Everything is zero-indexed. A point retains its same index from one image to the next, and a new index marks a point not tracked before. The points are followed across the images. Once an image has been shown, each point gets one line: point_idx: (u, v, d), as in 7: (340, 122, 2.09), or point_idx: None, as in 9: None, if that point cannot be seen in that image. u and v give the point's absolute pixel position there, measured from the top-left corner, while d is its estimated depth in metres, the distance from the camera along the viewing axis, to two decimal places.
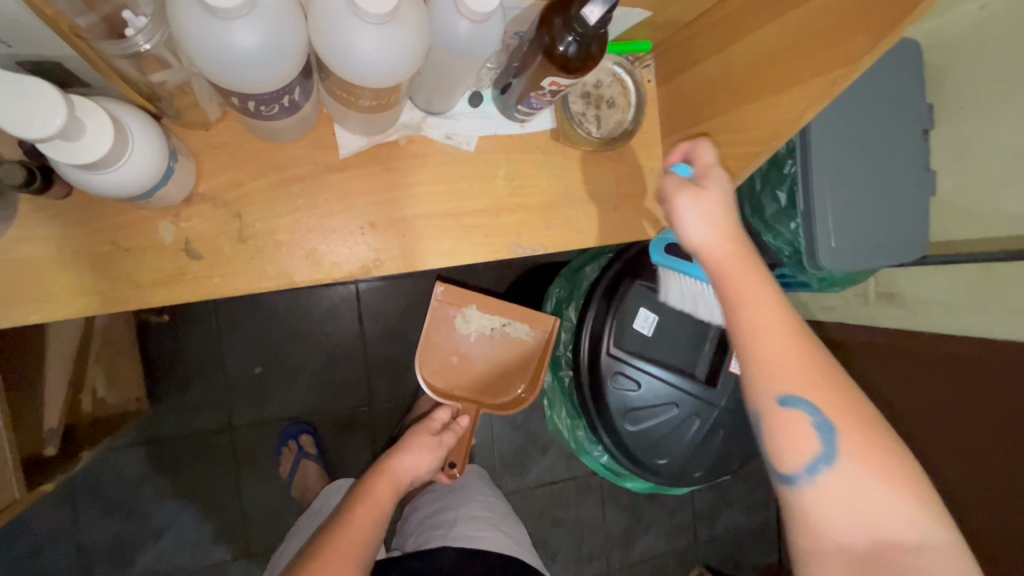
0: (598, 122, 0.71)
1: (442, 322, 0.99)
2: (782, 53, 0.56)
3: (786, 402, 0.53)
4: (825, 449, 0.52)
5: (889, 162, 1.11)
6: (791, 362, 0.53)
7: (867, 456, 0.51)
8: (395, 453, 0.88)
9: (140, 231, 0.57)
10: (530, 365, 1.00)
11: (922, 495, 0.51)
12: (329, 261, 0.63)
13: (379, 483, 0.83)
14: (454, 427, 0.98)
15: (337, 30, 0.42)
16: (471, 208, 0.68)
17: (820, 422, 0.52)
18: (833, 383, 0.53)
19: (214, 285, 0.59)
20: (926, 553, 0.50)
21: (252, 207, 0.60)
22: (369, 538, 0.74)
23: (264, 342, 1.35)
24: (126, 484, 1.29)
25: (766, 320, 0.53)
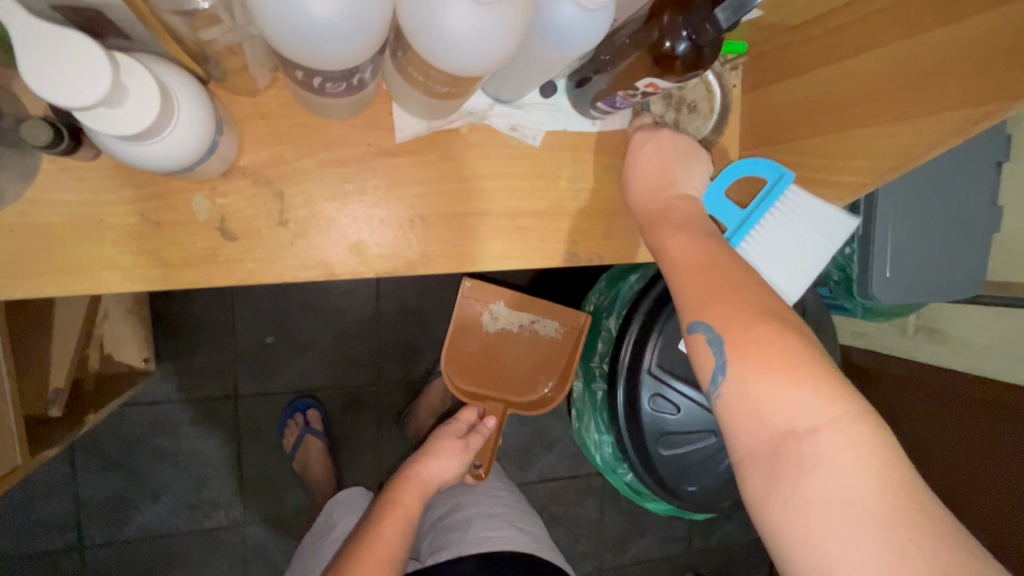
0: (676, 126, 0.67)
1: (468, 318, 0.94)
2: (905, 76, 0.50)
3: (691, 330, 0.52)
4: (716, 359, 0.50)
5: (960, 194, 1.04)
6: (695, 292, 0.53)
7: (761, 354, 0.48)
8: (422, 459, 0.88)
9: (173, 204, 0.51)
10: (561, 365, 0.95)
11: (810, 378, 0.46)
12: (373, 254, 0.57)
13: (405, 490, 0.84)
14: (480, 428, 0.95)
15: (428, 5, 0.36)
16: (529, 208, 0.62)
17: (714, 339, 0.51)
18: (736, 293, 0.52)
19: (247, 270, 0.54)
20: (822, 435, 0.45)
21: (296, 187, 0.54)
22: (394, 553, 0.75)
23: (276, 312, 1.30)
24: (126, 442, 1.26)
25: (676, 255, 0.56)
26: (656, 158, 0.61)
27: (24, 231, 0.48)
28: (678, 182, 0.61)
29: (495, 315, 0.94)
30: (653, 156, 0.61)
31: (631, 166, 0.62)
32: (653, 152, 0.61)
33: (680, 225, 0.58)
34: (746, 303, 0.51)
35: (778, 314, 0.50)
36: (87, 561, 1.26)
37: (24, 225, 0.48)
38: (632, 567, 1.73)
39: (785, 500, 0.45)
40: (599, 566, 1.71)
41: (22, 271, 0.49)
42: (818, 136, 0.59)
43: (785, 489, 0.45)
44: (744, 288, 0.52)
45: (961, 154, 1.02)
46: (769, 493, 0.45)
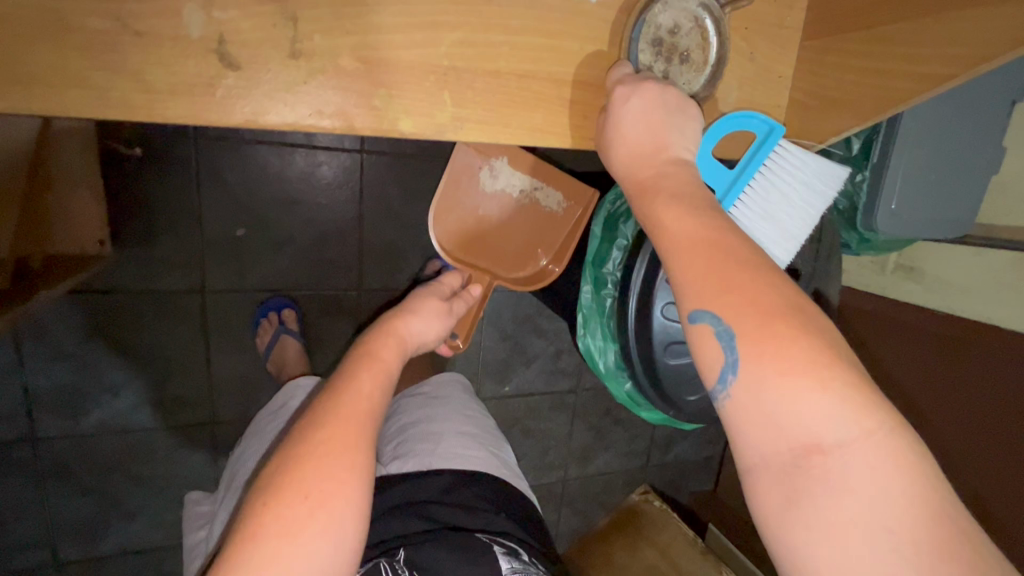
0: (666, 77, 0.58)
1: (467, 177, 0.91)
2: None
3: (694, 319, 0.46)
4: (728, 356, 0.44)
5: (979, 129, 1.02)
6: (699, 277, 0.47)
7: (778, 353, 0.42)
8: (400, 317, 0.79)
9: (159, 12, 0.42)
10: (554, 241, 0.94)
11: (837, 385, 0.41)
12: (398, 109, 0.49)
13: (384, 345, 0.72)
14: (464, 295, 0.89)
15: None
16: (573, 76, 0.55)
17: (723, 332, 0.45)
18: (751, 279, 0.45)
19: (251, 109, 0.46)
20: (850, 451, 0.40)
21: (312, 12, 0.45)
22: (375, 410, 0.62)
23: (247, 201, 1.19)
24: (78, 333, 1.16)
25: (673, 230, 0.49)
26: (643, 117, 0.54)
27: None
28: (665, 147, 0.54)
29: (495, 176, 0.92)
30: (641, 111, 0.54)
31: (614, 128, 0.55)
32: (642, 110, 0.54)
33: (677, 197, 0.51)
34: (761, 295, 0.44)
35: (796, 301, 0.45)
36: (40, 453, 1.19)
37: None
38: (593, 478, 1.83)
39: (808, 517, 0.40)
40: (564, 476, 1.79)
41: None
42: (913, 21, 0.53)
43: (806, 507, 0.40)
44: (767, 272, 0.46)
45: (986, 86, 0.99)
46: (789, 509, 0.41)
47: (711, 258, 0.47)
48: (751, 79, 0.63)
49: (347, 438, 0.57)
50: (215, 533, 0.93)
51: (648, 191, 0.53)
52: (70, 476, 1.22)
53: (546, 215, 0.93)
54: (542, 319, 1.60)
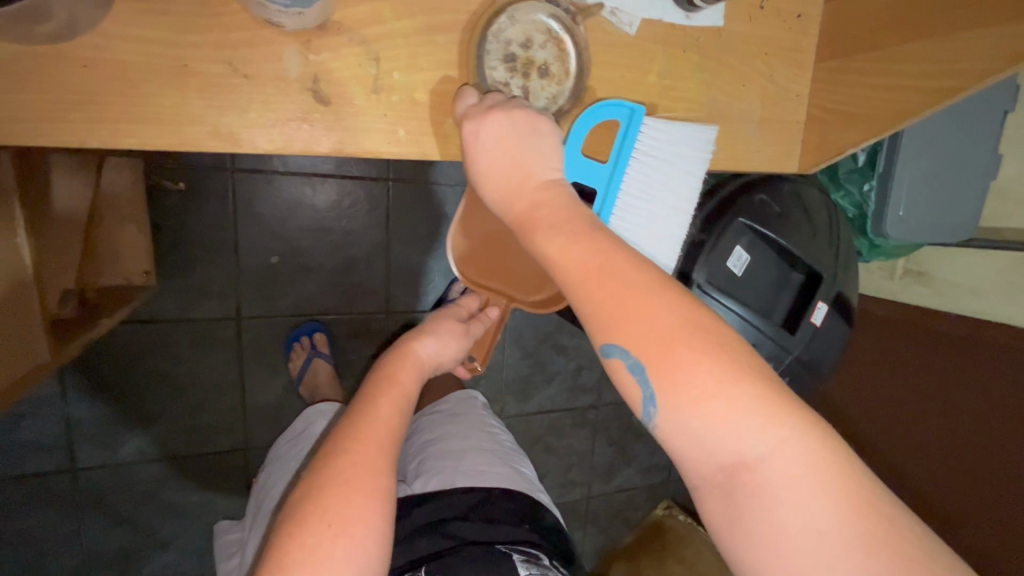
0: (525, 95, 0.56)
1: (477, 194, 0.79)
2: None
3: (608, 353, 0.45)
4: (644, 390, 0.43)
5: (975, 138, 1.08)
6: (598, 308, 0.46)
7: (687, 377, 0.42)
8: (414, 337, 0.78)
9: (263, 55, 0.47)
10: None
11: (749, 396, 0.41)
12: (463, 137, 0.55)
13: (401, 367, 0.72)
14: (482, 317, 0.85)
15: None
16: (620, 102, 0.60)
17: (635, 365, 0.43)
18: (647, 305, 0.44)
19: (337, 140, 0.51)
20: (775, 460, 0.40)
21: (392, 54, 0.50)
22: (395, 430, 0.64)
23: (281, 230, 1.24)
24: (119, 363, 1.19)
25: (568, 262, 0.48)
26: (500, 146, 0.52)
27: (105, 68, 0.46)
28: (532, 172, 0.52)
29: None
30: (505, 131, 0.52)
31: (476, 159, 0.53)
32: (507, 131, 0.52)
33: (555, 226, 0.49)
34: (660, 322, 0.43)
35: (693, 315, 0.44)
36: (79, 483, 1.21)
37: (105, 63, 0.45)
38: (616, 494, 1.84)
39: (752, 534, 0.40)
40: (587, 493, 1.80)
41: (103, 116, 0.46)
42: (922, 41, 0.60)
43: (748, 521, 0.40)
44: (666, 294, 0.45)
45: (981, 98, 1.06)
46: (733, 527, 0.41)
47: (600, 288, 0.46)
48: (773, 98, 0.68)
49: (372, 461, 0.58)
50: (247, 560, 0.95)
51: (528, 226, 0.51)
52: (108, 506, 1.23)
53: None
54: (562, 336, 1.63)
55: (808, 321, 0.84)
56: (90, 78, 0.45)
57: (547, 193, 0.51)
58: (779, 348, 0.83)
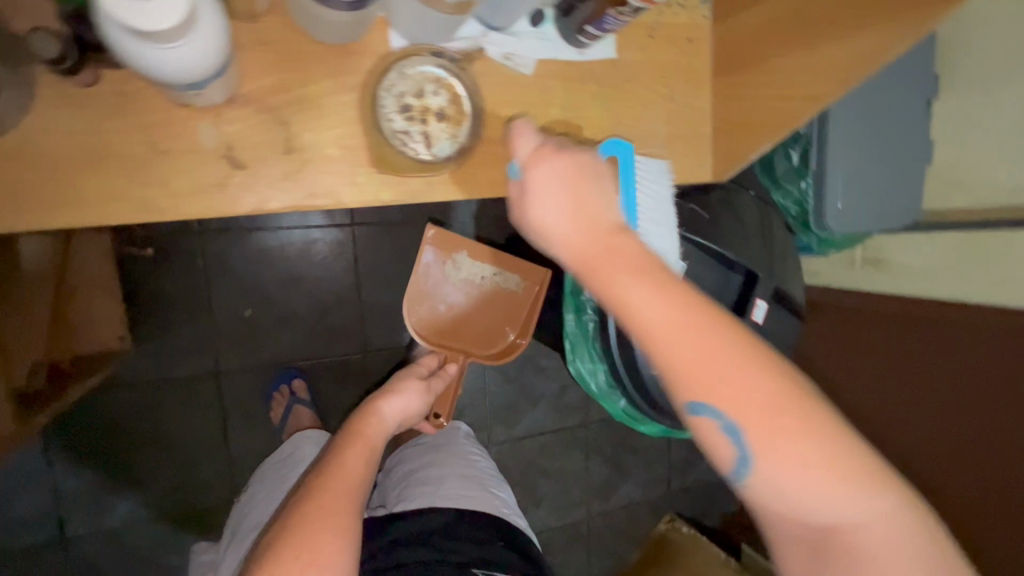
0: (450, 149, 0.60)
1: (428, 276, 1.10)
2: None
3: (696, 410, 0.45)
4: (738, 451, 0.44)
5: (900, 129, 1.14)
6: (688, 365, 0.44)
7: (783, 443, 0.43)
8: (382, 396, 0.88)
9: (180, 132, 0.52)
10: (515, 313, 1.09)
11: (841, 461, 0.43)
12: (380, 180, 0.58)
13: (368, 424, 0.80)
14: (442, 373, 1.02)
15: None
16: None
17: (730, 425, 0.44)
18: (741, 372, 0.44)
19: (257, 199, 0.55)
20: (868, 523, 0.43)
21: (300, 116, 0.55)
22: (362, 484, 0.68)
23: (254, 283, 1.28)
24: (104, 428, 1.22)
25: (649, 313, 0.46)
26: (568, 192, 0.52)
27: (37, 160, 0.50)
28: (606, 218, 0.51)
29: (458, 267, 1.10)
30: (563, 176, 0.53)
31: (533, 208, 0.53)
32: (570, 179, 0.53)
33: (638, 275, 0.47)
34: (756, 386, 0.44)
35: (779, 375, 0.45)
36: (72, 553, 1.22)
37: (36, 154, 0.50)
38: (617, 512, 1.82)
39: None
40: (588, 514, 1.79)
41: (36, 202, 0.51)
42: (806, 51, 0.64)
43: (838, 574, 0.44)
44: (755, 356, 0.45)
45: (897, 91, 1.11)
46: None
47: (691, 350, 0.45)
48: (677, 116, 0.73)
49: (336, 511, 0.61)
50: None
51: (604, 275, 0.48)
52: None
53: (499, 297, 1.09)
54: (542, 359, 1.66)
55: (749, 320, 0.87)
56: (23, 169, 0.50)
57: (610, 241, 0.50)
58: None
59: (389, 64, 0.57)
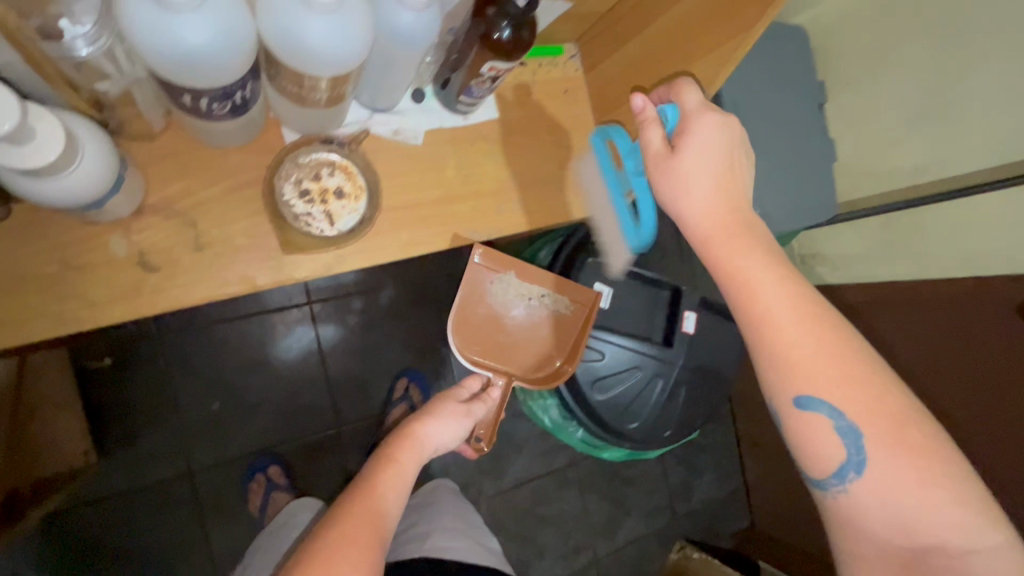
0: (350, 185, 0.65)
1: (474, 292, 0.86)
2: (693, 29, 0.62)
3: (803, 404, 0.52)
4: (853, 455, 0.51)
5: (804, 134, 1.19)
6: (807, 361, 0.52)
7: (902, 458, 0.49)
8: (419, 420, 0.73)
9: (91, 248, 0.56)
10: (560, 335, 0.88)
11: (968, 493, 0.49)
12: (290, 262, 0.63)
13: (401, 449, 0.69)
14: (483, 396, 0.81)
15: (287, 22, 0.43)
16: (427, 198, 0.69)
17: (845, 427, 0.51)
18: (869, 374, 0.52)
19: (174, 297, 0.58)
20: (978, 558, 0.48)
21: (207, 215, 0.60)
22: (390, 517, 0.61)
23: (216, 375, 1.29)
24: (78, 549, 1.19)
25: (768, 302, 0.53)
26: (720, 153, 0.55)
27: None
28: (741, 192, 0.56)
29: (507, 286, 0.86)
30: (709, 148, 0.54)
31: (658, 172, 0.56)
32: (706, 147, 0.54)
33: (765, 257, 0.54)
34: (889, 404, 0.51)
35: (890, 389, 0.51)
36: None
37: None
38: (625, 549, 1.76)
39: None
40: (595, 556, 1.73)
41: None
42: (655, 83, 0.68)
43: None
44: (874, 370, 0.52)
45: (794, 93, 1.15)
46: None
47: (806, 333, 0.52)
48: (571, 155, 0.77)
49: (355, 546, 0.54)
50: None
51: (720, 244, 0.55)
52: None
53: (554, 321, 0.87)
54: None
55: (681, 332, 0.91)
56: None
57: (735, 219, 0.55)
58: (664, 364, 0.90)
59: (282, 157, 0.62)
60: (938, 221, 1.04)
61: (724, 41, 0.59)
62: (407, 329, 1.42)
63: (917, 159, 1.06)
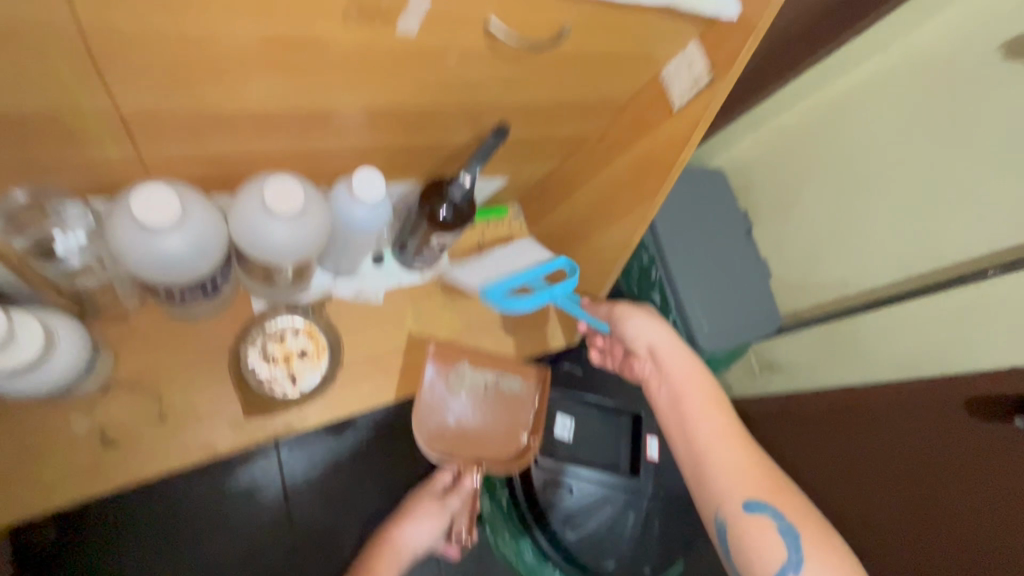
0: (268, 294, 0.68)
1: (429, 394, 0.75)
2: (612, 195, 0.71)
3: (751, 507, 0.62)
4: (791, 556, 0.58)
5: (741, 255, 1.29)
6: (749, 472, 0.64)
7: (825, 555, 0.58)
8: (399, 523, 0.86)
9: (51, 429, 0.57)
10: (527, 415, 0.79)
11: None
12: (252, 424, 0.64)
13: (381, 556, 0.81)
14: (458, 491, 0.86)
15: (253, 227, 0.50)
16: (388, 350, 0.74)
17: (785, 528, 0.60)
18: (796, 501, 0.62)
19: (132, 471, 0.59)
20: None
21: (173, 386, 0.62)
22: None
23: (168, 545, 1.12)
24: None
25: (706, 433, 0.66)
26: (653, 331, 0.73)
27: None
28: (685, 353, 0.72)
29: (460, 380, 0.77)
30: (658, 336, 0.73)
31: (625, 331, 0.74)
32: (661, 340, 0.72)
33: (710, 400, 0.69)
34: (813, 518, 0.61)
35: (824, 529, 0.60)
36: None
37: None
38: None
39: None
40: None
41: None
42: (585, 239, 0.78)
43: None
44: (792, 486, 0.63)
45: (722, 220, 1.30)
46: None
47: (733, 457, 0.65)
48: None
49: None
50: None
51: (680, 375, 0.70)
52: None
53: (516, 405, 0.79)
54: None
55: (646, 460, 0.91)
56: None
57: (691, 364, 0.70)
58: (633, 494, 0.90)
59: (249, 326, 0.67)
60: (870, 327, 1.13)
61: (635, 206, 0.68)
62: (375, 469, 1.28)
63: (836, 275, 1.18)
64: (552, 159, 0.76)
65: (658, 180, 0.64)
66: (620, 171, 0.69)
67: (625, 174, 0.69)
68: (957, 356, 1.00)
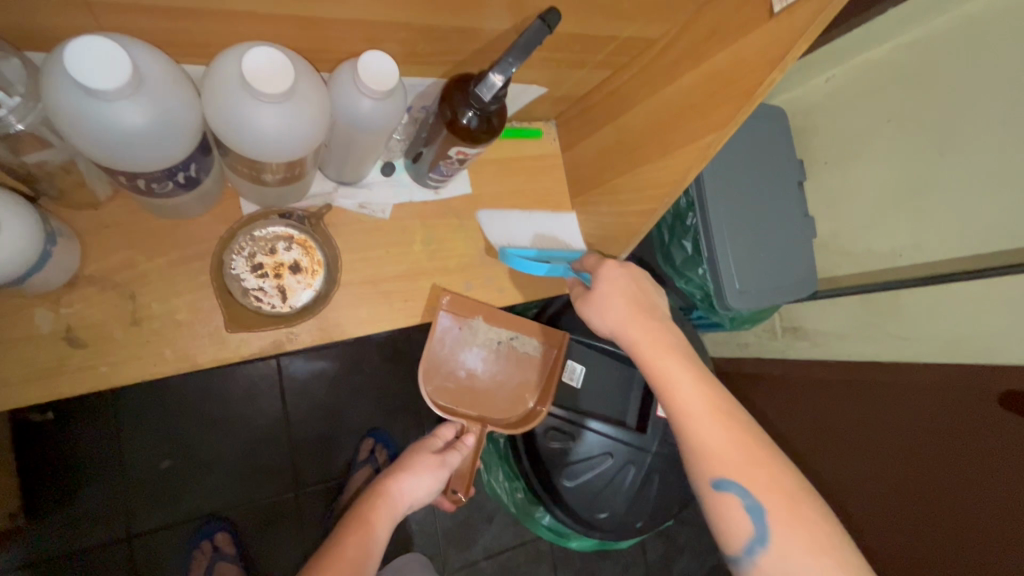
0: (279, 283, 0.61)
1: (442, 342, 0.73)
2: (667, 120, 0.59)
3: (720, 485, 0.54)
4: (757, 531, 0.52)
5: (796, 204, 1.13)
6: (732, 450, 0.54)
7: (805, 531, 0.51)
8: (394, 475, 0.71)
9: (14, 323, 0.52)
10: (537, 379, 0.78)
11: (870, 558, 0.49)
12: (236, 339, 0.58)
13: (375, 508, 0.66)
14: (457, 446, 0.76)
15: (232, 108, 0.41)
16: (390, 273, 0.66)
17: (752, 505, 0.53)
18: (776, 461, 0.54)
19: (100, 375, 0.54)
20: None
21: (148, 288, 0.56)
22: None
23: (170, 432, 1.16)
24: None
25: (685, 400, 0.56)
26: (620, 302, 0.61)
27: None
28: (649, 306, 0.62)
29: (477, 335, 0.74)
30: (618, 289, 0.62)
31: (589, 314, 0.63)
32: (616, 291, 0.61)
33: (683, 358, 0.59)
34: (794, 486, 0.53)
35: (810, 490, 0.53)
36: None
37: None
38: None
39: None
40: None
41: None
42: (625, 168, 0.66)
43: None
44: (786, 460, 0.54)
45: (777, 165, 1.12)
46: None
47: (687, 430, 0.55)
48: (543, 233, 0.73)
49: None
50: None
51: (650, 349, 0.59)
52: None
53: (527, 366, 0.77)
54: None
55: (656, 416, 0.86)
56: None
57: (659, 329, 0.60)
58: (637, 450, 0.86)
59: (235, 232, 0.59)
60: (919, 308, 1.01)
61: (693, 141, 0.56)
62: (377, 389, 1.29)
63: (891, 245, 1.04)
64: (601, 70, 0.64)
65: (734, 103, 0.51)
66: (684, 94, 0.57)
67: (687, 94, 0.56)
68: (1010, 349, 0.90)
